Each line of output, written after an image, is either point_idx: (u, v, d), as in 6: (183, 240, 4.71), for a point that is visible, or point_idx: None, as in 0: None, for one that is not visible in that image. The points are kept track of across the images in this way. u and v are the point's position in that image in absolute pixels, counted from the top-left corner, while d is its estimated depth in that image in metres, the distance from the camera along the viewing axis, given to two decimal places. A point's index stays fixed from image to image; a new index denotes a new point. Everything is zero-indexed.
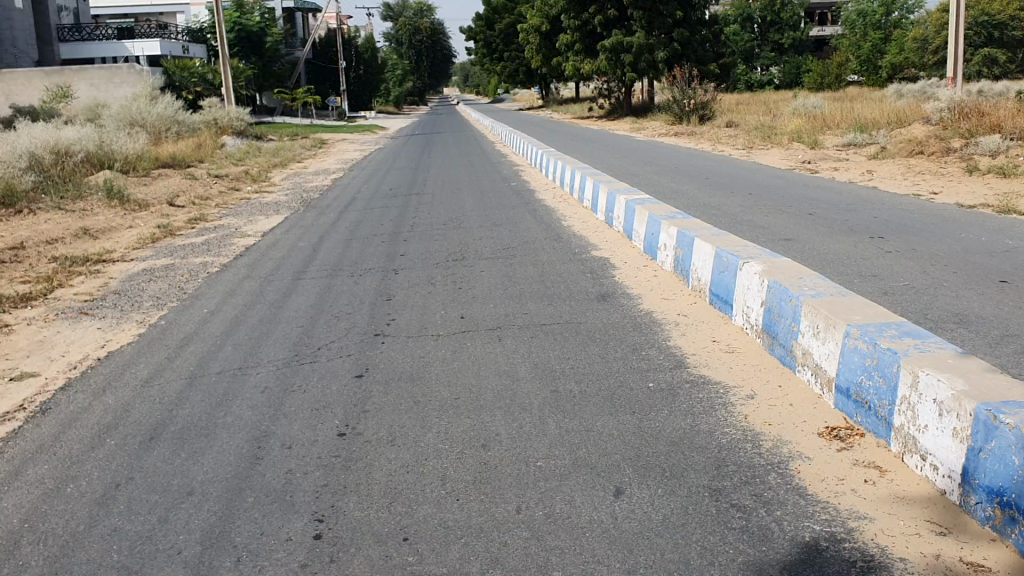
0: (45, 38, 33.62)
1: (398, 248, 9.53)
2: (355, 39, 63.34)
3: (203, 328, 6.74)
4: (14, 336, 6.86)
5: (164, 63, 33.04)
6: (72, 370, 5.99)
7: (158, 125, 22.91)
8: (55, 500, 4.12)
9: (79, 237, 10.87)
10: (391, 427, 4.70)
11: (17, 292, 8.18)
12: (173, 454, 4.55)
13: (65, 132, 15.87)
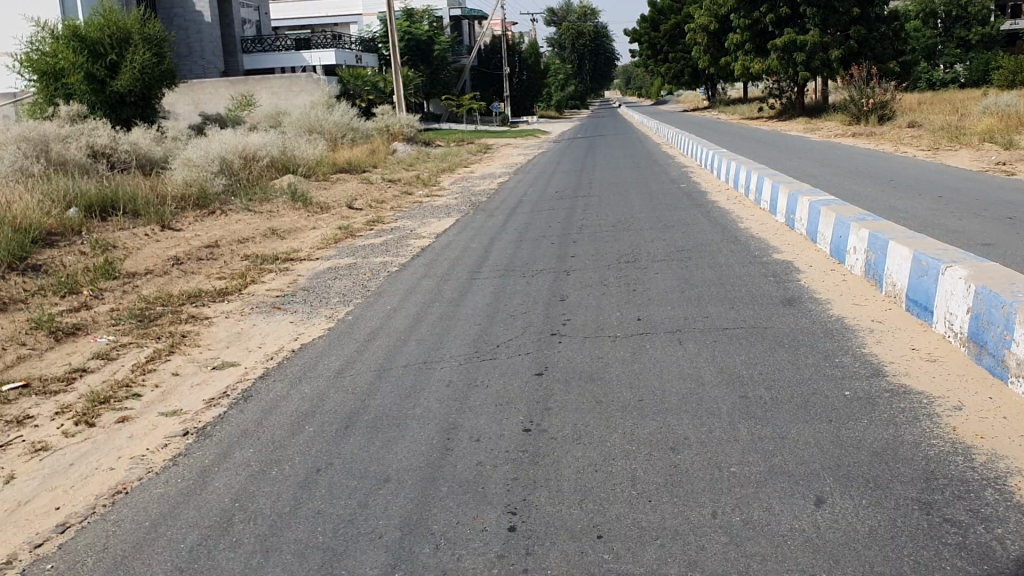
0: (229, 50, 35.60)
1: (569, 249, 9.60)
2: (519, 44, 64.24)
3: (387, 324, 6.98)
4: (214, 328, 7.29)
5: (340, 72, 34.58)
6: (269, 360, 6.30)
7: (334, 131, 24.01)
8: (261, 482, 4.35)
9: (268, 238, 11.44)
10: (577, 425, 4.72)
11: (214, 287, 8.69)
12: (367, 442, 4.72)
13: (252, 138, 16.83)
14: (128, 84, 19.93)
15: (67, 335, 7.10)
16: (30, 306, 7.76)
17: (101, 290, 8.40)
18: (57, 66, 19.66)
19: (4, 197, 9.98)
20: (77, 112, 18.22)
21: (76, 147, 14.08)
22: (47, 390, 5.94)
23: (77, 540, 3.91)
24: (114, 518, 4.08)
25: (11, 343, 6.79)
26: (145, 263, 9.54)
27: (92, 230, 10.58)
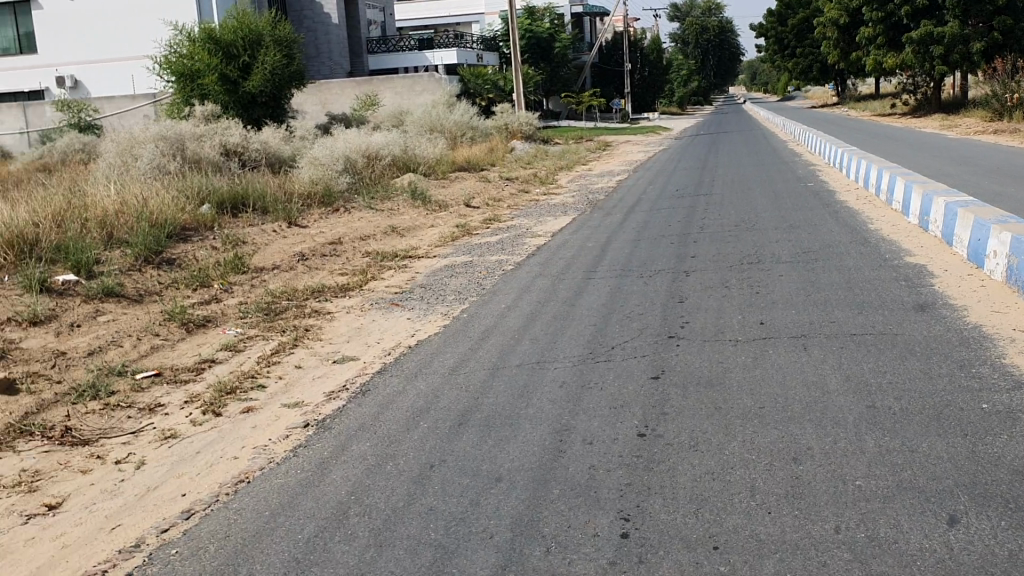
0: (355, 50, 36.52)
1: (689, 249, 9.42)
2: (641, 40, 63.74)
3: (502, 322, 7.00)
4: (335, 323, 7.46)
5: (461, 71, 34.98)
6: (386, 355, 6.40)
7: (454, 130, 24.33)
8: (376, 476, 4.40)
9: (388, 235, 11.65)
10: (694, 431, 4.60)
11: (337, 283, 8.89)
12: (480, 440, 4.72)
13: (376, 137, 17.18)
14: (259, 84, 20.64)
15: (198, 327, 7.39)
16: (164, 298, 8.12)
17: (230, 284, 8.72)
18: (194, 67, 20.58)
19: (143, 193, 10.46)
20: (212, 113, 19.00)
21: (210, 146, 14.67)
22: (178, 379, 6.19)
23: (201, 526, 4.04)
24: (236, 507, 4.20)
25: (147, 333, 7.11)
26: (271, 259, 9.85)
27: (223, 226, 10.99)
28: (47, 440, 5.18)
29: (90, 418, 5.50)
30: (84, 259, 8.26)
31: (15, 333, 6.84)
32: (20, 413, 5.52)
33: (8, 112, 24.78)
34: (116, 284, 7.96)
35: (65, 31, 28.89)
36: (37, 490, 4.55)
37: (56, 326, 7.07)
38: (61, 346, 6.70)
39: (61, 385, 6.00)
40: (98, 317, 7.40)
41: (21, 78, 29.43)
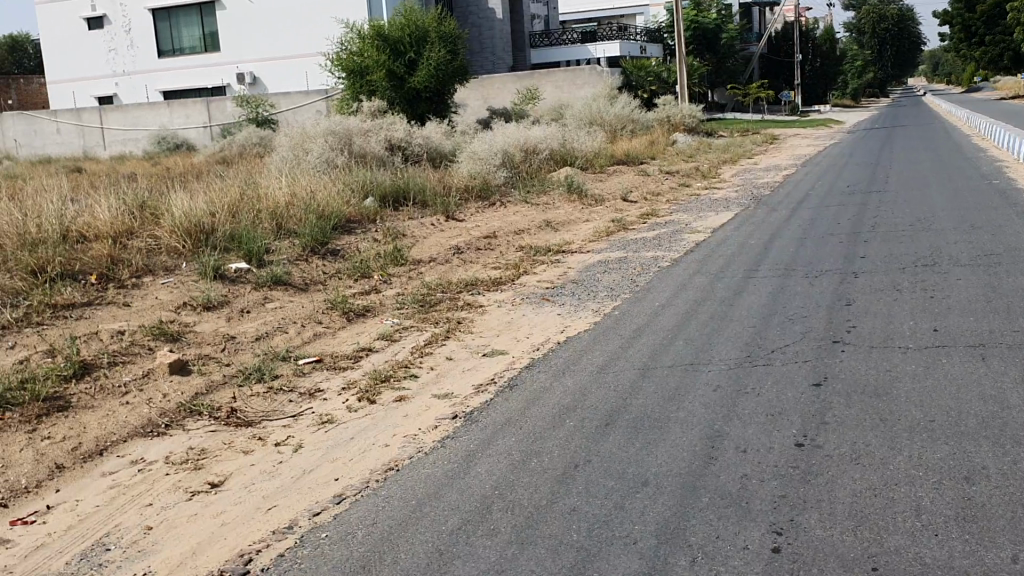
0: (519, 44, 37.01)
1: (857, 249, 8.95)
2: (813, 30, 61.42)
3: (655, 320, 6.86)
4: (487, 316, 7.53)
5: (624, 64, 34.65)
6: (536, 351, 6.39)
7: (614, 123, 24.18)
8: (521, 472, 4.38)
9: (543, 230, 11.67)
10: (856, 444, 4.33)
11: (490, 276, 8.96)
12: (628, 441, 4.62)
13: (535, 131, 17.25)
14: (424, 80, 21.10)
15: (357, 315, 7.61)
16: (327, 287, 8.41)
17: (388, 275, 8.92)
18: (363, 64, 21.40)
19: (311, 186, 10.90)
20: (378, 108, 19.57)
21: (375, 140, 15.12)
22: (336, 366, 6.38)
23: (350, 511, 4.14)
24: (384, 494, 4.28)
25: (310, 321, 7.38)
26: (429, 252, 10.04)
27: (385, 219, 11.28)
28: (214, 419, 5.45)
29: (253, 401, 5.74)
30: (255, 248, 8.66)
31: (191, 317, 7.24)
32: (191, 393, 5.83)
33: (194, 108, 26.38)
34: (283, 273, 8.30)
35: (247, 30, 30.51)
36: (202, 468, 4.78)
37: (227, 311, 7.44)
38: (231, 330, 7.05)
39: (228, 368, 6.31)
40: (266, 303, 7.74)
41: (206, 75, 31.28)
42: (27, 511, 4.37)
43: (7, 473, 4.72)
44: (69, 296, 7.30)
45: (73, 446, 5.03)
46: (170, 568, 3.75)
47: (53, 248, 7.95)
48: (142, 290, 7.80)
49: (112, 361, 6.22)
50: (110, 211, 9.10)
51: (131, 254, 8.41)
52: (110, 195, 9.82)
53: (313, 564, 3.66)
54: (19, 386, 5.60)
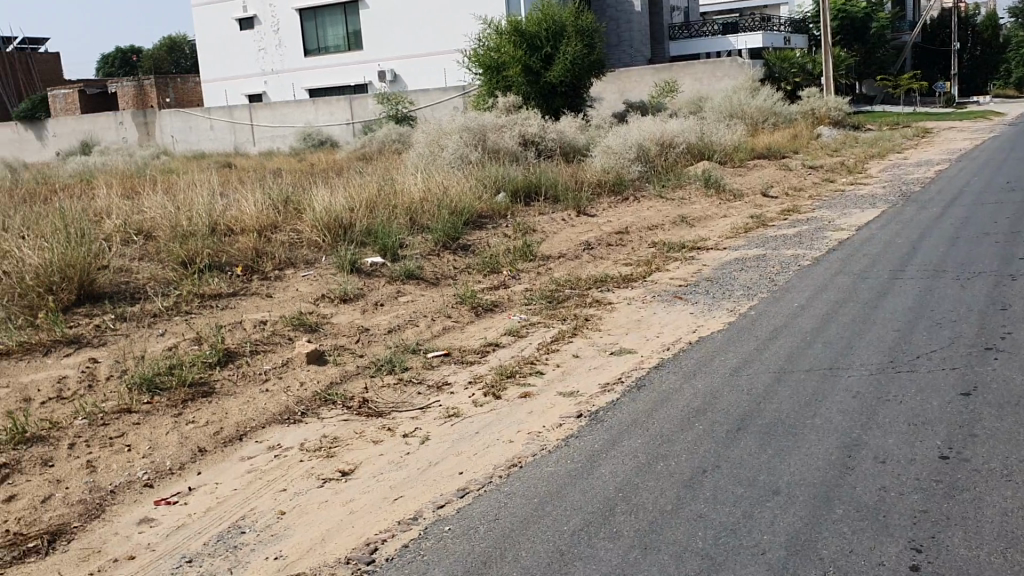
0: (657, 37, 36.40)
1: (1015, 250, 8.38)
2: (973, 16, 58.08)
3: (792, 322, 6.61)
4: (616, 313, 7.45)
5: (767, 55, 33.48)
6: (666, 351, 6.27)
7: (755, 116, 23.55)
8: (646, 475, 4.30)
9: (677, 225, 11.46)
10: (1008, 459, 4.06)
11: (620, 273, 8.87)
12: (759, 448, 4.48)
13: (672, 124, 16.94)
14: (559, 75, 21.13)
15: (486, 310, 7.67)
16: (458, 282, 8.51)
17: (518, 271, 8.95)
18: (500, 60, 21.51)
19: (445, 181, 11.07)
20: (513, 103, 19.69)
21: (509, 136, 15.22)
22: (465, 360, 6.44)
23: (474, 506, 4.17)
24: (508, 490, 4.29)
25: (440, 315, 7.49)
26: (560, 247, 10.02)
27: (516, 214, 11.34)
28: (347, 409, 5.59)
29: (384, 392, 5.87)
30: (389, 242, 8.86)
31: (327, 308, 7.48)
32: (326, 382, 6.01)
33: (337, 105, 27.25)
34: (415, 267, 8.46)
35: (388, 28, 31.27)
36: (334, 456, 4.92)
37: (362, 303, 7.64)
38: (365, 322, 7.23)
39: (361, 359, 6.47)
40: (398, 297, 7.90)
41: (349, 73, 32.25)
42: (172, 492, 4.60)
43: (154, 454, 4.98)
44: (216, 286, 7.67)
45: (214, 430, 5.27)
46: (300, 553, 3.87)
47: (202, 241, 8.37)
48: (282, 281, 8.10)
49: (253, 350, 6.48)
50: (254, 205, 9.50)
51: (273, 247, 8.75)
52: (256, 190, 10.26)
53: (434, 557, 3.70)
54: (168, 371, 5.91)
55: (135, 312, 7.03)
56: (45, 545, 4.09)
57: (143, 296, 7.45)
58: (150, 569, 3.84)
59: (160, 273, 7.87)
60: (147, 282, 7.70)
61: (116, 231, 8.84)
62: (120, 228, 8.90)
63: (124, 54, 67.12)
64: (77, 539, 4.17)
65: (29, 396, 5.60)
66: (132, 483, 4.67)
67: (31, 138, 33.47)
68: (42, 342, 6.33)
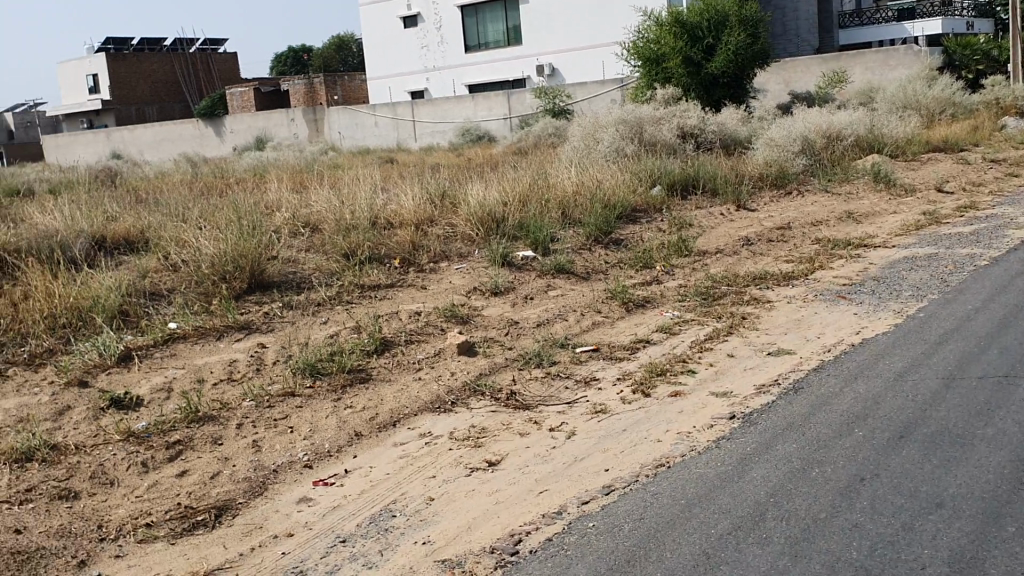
0: (826, 26, 35.19)
1: None
2: None
3: (966, 326, 6.22)
4: (774, 312, 7.23)
5: (946, 42, 31.63)
6: (826, 353, 6.03)
7: (932, 106, 22.24)
8: (800, 482, 4.14)
9: (843, 221, 10.99)
10: None
11: (780, 270, 8.58)
12: (924, 458, 4.24)
13: (839, 115, 16.22)
14: (722, 65, 20.61)
15: (638, 306, 7.60)
16: (610, 277, 8.46)
17: (672, 266, 8.82)
18: (659, 51, 21.28)
19: (600, 175, 11.04)
20: (672, 96, 19.40)
21: (667, 128, 15.01)
22: (614, 356, 6.41)
23: (619, 504, 4.14)
24: (654, 489, 4.24)
25: (590, 310, 7.47)
26: (716, 242, 9.81)
27: (672, 208, 11.18)
28: (495, 401, 5.67)
29: (532, 385, 5.92)
30: (542, 236, 8.91)
31: (480, 301, 7.60)
32: (476, 373, 6.12)
33: (496, 100, 27.62)
34: (567, 262, 8.47)
35: (548, 22, 31.44)
36: (481, 446, 5.00)
37: (513, 297, 7.72)
38: (516, 315, 7.31)
39: (511, 351, 6.54)
40: (549, 291, 7.94)
41: (509, 67, 32.62)
42: (328, 473, 4.80)
43: (314, 437, 5.20)
44: (375, 277, 7.94)
45: (369, 416, 5.45)
46: (447, 540, 3.95)
47: (362, 234, 8.68)
48: (437, 274, 8.29)
49: (408, 339, 6.67)
50: (412, 199, 9.78)
51: (430, 240, 8.99)
52: (415, 185, 10.54)
53: (579, 552, 3.70)
54: (328, 358, 6.17)
55: (300, 301, 7.38)
56: (213, 519, 4.35)
57: (308, 285, 7.81)
58: (307, 546, 4.02)
59: (323, 264, 8.23)
60: (312, 273, 8.06)
61: (284, 224, 9.30)
62: (289, 221, 9.36)
63: (295, 53, 68.21)
64: (241, 514, 4.41)
65: (202, 376, 5.97)
66: (293, 463, 4.90)
67: (212, 135, 35.62)
68: (215, 327, 6.74)
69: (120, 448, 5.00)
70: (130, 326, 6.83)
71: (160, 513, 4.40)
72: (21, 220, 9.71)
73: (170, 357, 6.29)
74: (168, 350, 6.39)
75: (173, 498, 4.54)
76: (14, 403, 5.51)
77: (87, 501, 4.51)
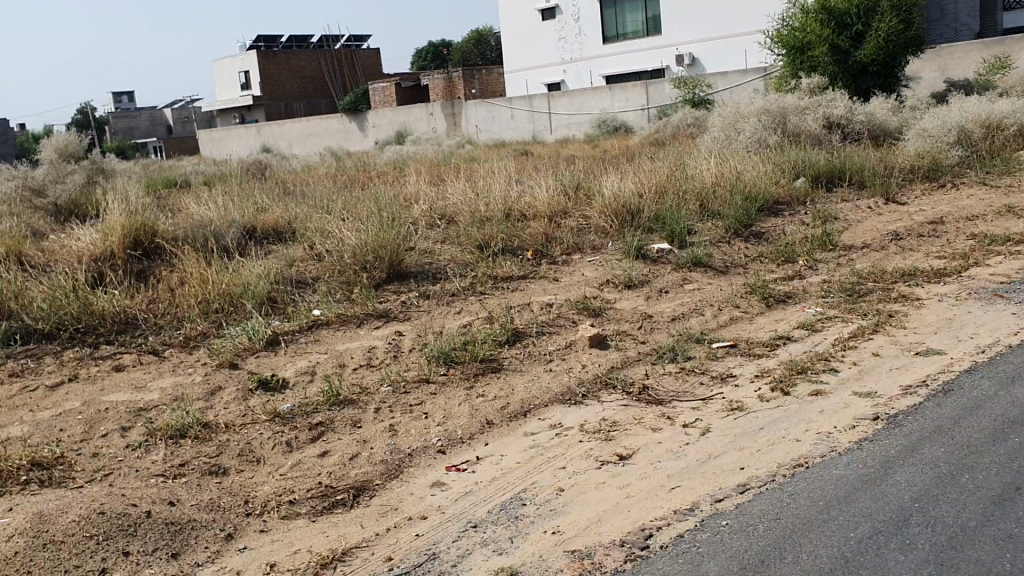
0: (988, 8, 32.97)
1: None
2: None
3: None
4: (924, 310, 6.90)
5: None
6: (981, 354, 5.71)
7: None
8: (948, 488, 3.94)
9: (1003, 216, 10.35)
10: None
11: (931, 267, 8.17)
12: None
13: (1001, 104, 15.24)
14: (872, 53, 19.75)
15: (778, 302, 7.39)
16: (749, 271, 8.26)
17: (815, 261, 8.53)
18: (805, 40, 20.62)
19: (740, 166, 10.79)
20: (819, 84, 18.75)
21: (813, 118, 14.52)
22: (752, 353, 6.25)
23: (753, 503, 4.04)
24: (791, 489, 4.12)
25: (728, 305, 7.31)
26: (862, 237, 9.44)
27: (816, 200, 10.81)
28: (627, 394, 5.63)
29: (666, 379, 5.85)
30: (678, 229, 8.79)
31: (613, 294, 7.56)
32: (608, 366, 6.10)
33: (634, 92, 27.35)
34: (704, 255, 8.32)
35: (688, 12, 30.89)
36: (613, 439, 4.97)
37: (647, 290, 7.65)
38: (650, 309, 7.23)
39: (644, 345, 6.48)
40: (685, 284, 7.82)
41: (648, 58, 32.27)
42: (460, 459, 4.88)
43: (447, 423, 5.30)
44: (509, 269, 8.02)
45: (501, 405, 5.51)
46: (577, 530, 3.95)
47: (497, 226, 8.79)
48: (570, 266, 8.30)
49: (540, 330, 6.71)
50: (547, 191, 9.82)
51: (563, 232, 9.01)
52: (550, 177, 10.57)
53: (710, 549, 3.63)
54: (462, 347, 6.28)
55: (436, 291, 7.53)
56: (350, 499, 4.49)
57: (444, 275, 7.96)
58: (440, 530, 4.10)
59: (458, 255, 8.37)
60: (447, 263, 8.21)
61: (422, 216, 9.51)
62: (426, 213, 9.56)
63: (436, 47, 69.68)
64: (377, 495, 4.54)
65: (343, 362, 6.18)
66: (427, 448, 5.01)
67: (355, 129, 36.69)
68: (356, 314, 6.96)
69: (266, 428, 5.24)
70: (276, 311, 7.13)
71: (302, 491, 4.58)
72: (179, 211, 10.29)
73: (313, 342, 6.54)
74: (311, 335, 6.63)
75: (314, 477, 4.71)
76: (170, 382, 5.85)
77: (235, 477, 4.73)
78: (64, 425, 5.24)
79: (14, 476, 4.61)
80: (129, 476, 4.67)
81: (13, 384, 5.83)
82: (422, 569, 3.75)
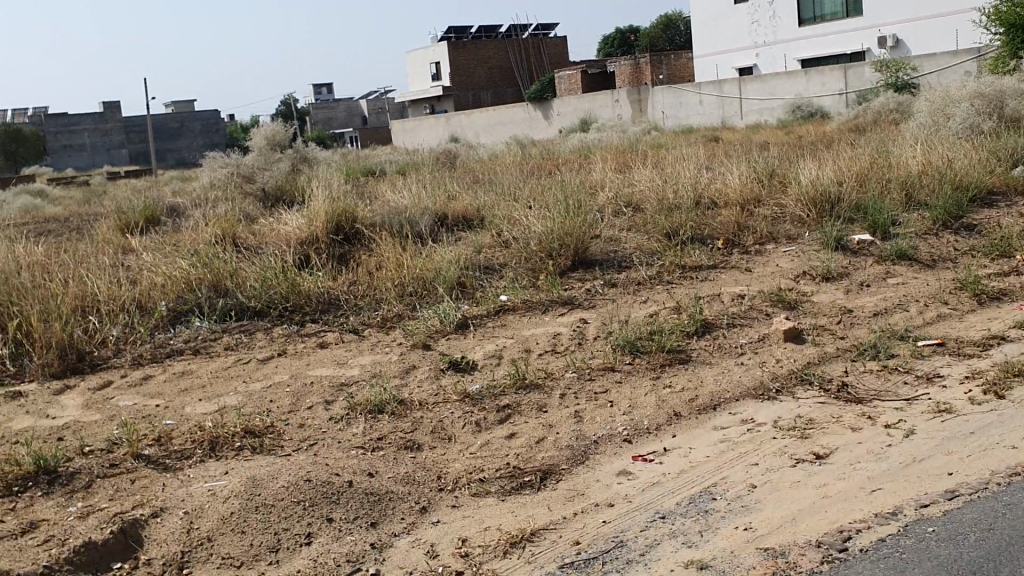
0: None
1: None
2: None
3: None
4: None
5: None
6: None
7: None
8: None
9: None
10: None
11: None
12: None
13: None
14: None
15: (991, 299, 6.89)
16: (958, 265, 7.75)
17: None
18: None
19: (951, 153, 10.14)
20: None
21: None
22: (961, 353, 5.87)
23: (964, 510, 3.81)
24: (1007, 499, 3.85)
25: (934, 301, 6.89)
26: None
27: None
28: (824, 392, 5.41)
29: (866, 377, 5.58)
30: (881, 219, 8.36)
31: (808, 287, 7.28)
32: (804, 361, 5.89)
33: (831, 75, 26.14)
34: (909, 247, 7.88)
35: None
36: (809, 437, 4.80)
37: (847, 283, 7.32)
38: (849, 303, 6.92)
39: (843, 341, 6.21)
40: (888, 278, 7.44)
41: (846, 40, 30.89)
42: (647, 449, 4.85)
43: (634, 412, 5.28)
44: (698, 258, 7.88)
45: (689, 397, 5.44)
46: (770, 528, 3.85)
47: (686, 213, 8.67)
48: (763, 256, 8.07)
49: (730, 322, 6.56)
50: (739, 177, 9.61)
51: (756, 221, 8.77)
52: (743, 164, 10.31)
53: (916, 556, 3.45)
54: (649, 337, 6.23)
55: (622, 280, 7.51)
56: (538, 481, 4.57)
57: (631, 264, 7.93)
58: (627, 518, 4.10)
59: (645, 243, 8.32)
60: (634, 251, 8.18)
61: (609, 203, 9.52)
62: (613, 201, 9.55)
63: (625, 35, 69.40)
64: (564, 480, 4.59)
65: (530, 347, 6.27)
66: (614, 436, 5.01)
67: (540, 118, 37.09)
68: (542, 301, 7.05)
69: (457, 407, 5.40)
70: (466, 296, 7.32)
71: (492, 470, 4.69)
72: (376, 197, 10.75)
73: (500, 326, 6.67)
74: (500, 320, 6.78)
75: (503, 458, 4.82)
76: (369, 360, 6.13)
77: (428, 453, 4.91)
78: (273, 397, 5.60)
79: (229, 442, 4.96)
80: (332, 447, 4.93)
81: (228, 356, 6.28)
82: (611, 555, 3.76)
